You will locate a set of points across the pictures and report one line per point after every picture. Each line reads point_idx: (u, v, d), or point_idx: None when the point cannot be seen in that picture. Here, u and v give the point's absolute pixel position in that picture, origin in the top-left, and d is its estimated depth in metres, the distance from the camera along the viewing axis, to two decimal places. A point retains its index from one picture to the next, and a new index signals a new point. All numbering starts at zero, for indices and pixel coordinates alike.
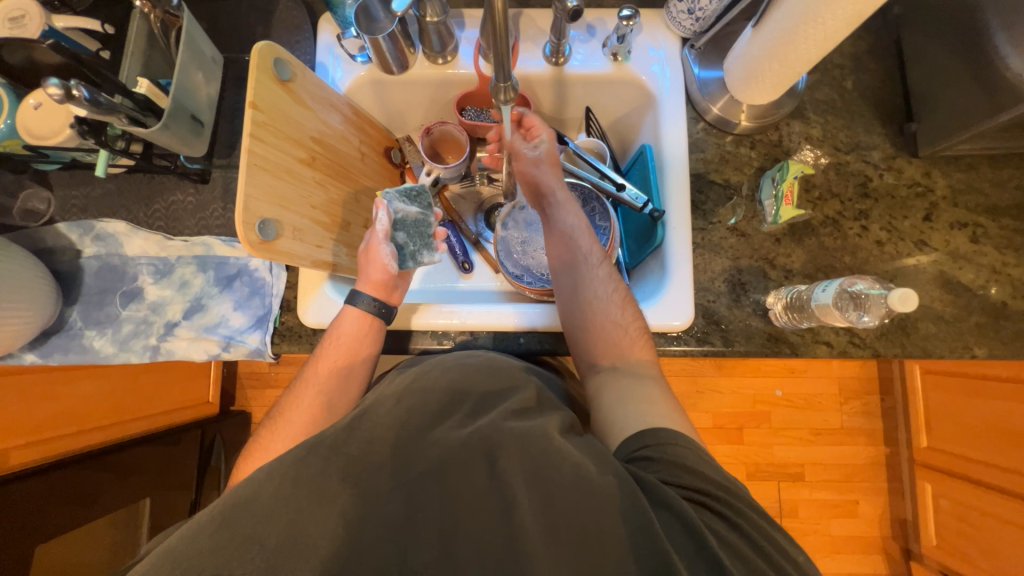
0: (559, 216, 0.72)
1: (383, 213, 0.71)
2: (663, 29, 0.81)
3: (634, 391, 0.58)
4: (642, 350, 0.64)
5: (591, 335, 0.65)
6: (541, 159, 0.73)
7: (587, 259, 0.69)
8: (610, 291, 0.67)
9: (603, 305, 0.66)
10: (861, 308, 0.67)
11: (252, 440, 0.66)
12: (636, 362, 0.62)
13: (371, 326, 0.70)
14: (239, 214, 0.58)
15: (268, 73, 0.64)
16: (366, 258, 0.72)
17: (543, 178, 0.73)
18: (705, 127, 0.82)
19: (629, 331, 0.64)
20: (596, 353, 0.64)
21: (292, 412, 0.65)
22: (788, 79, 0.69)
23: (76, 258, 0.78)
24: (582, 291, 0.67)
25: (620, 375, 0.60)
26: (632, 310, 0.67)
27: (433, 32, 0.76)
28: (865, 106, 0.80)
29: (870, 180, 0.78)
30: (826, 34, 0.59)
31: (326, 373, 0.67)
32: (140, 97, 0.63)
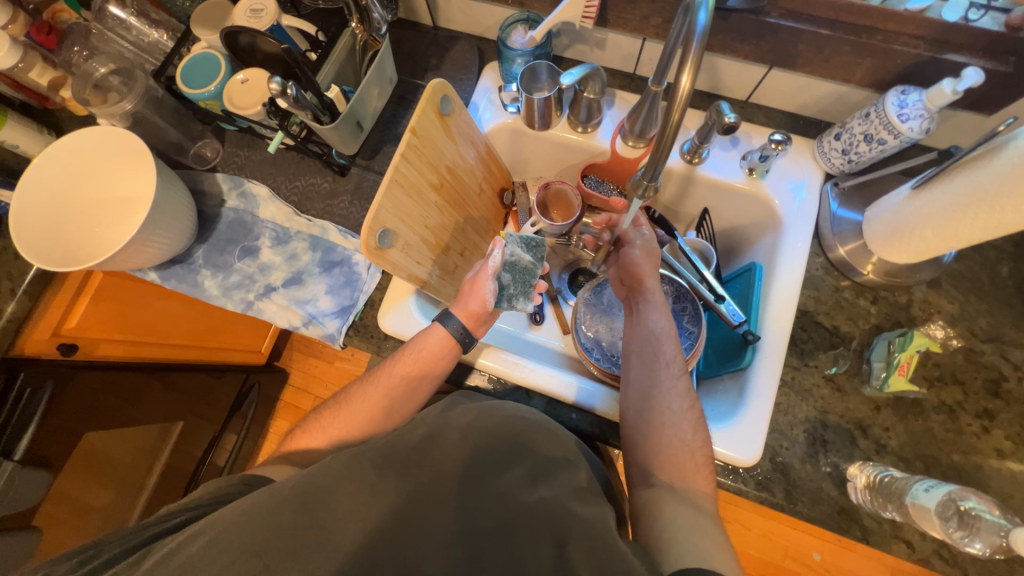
0: (649, 314, 0.72)
1: (498, 251, 0.73)
2: (809, 160, 0.80)
3: (683, 521, 0.55)
4: (705, 481, 0.60)
5: (654, 446, 0.63)
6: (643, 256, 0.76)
7: (667, 366, 0.67)
8: (684, 408, 0.65)
9: (673, 420, 0.64)
10: (970, 531, 0.60)
11: (312, 416, 0.70)
12: (696, 492, 0.59)
13: (449, 350, 0.71)
14: (368, 220, 0.64)
15: (433, 106, 0.71)
16: (471, 287, 0.74)
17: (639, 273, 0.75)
18: (826, 265, 0.78)
19: (695, 455, 0.61)
20: (655, 466, 0.62)
21: (356, 404, 0.68)
22: (936, 250, 0.65)
23: (218, 206, 0.89)
24: (654, 398, 0.65)
25: (676, 500, 0.57)
26: (703, 434, 0.63)
27: (585, 105, 0.81)
28: (1017, 298, 0.73)
29: (1004, 380, 0.70)
30: (1005, 220, 0.55)
31: (396, 380, 0.69)
32: (327, 98, 0.71)
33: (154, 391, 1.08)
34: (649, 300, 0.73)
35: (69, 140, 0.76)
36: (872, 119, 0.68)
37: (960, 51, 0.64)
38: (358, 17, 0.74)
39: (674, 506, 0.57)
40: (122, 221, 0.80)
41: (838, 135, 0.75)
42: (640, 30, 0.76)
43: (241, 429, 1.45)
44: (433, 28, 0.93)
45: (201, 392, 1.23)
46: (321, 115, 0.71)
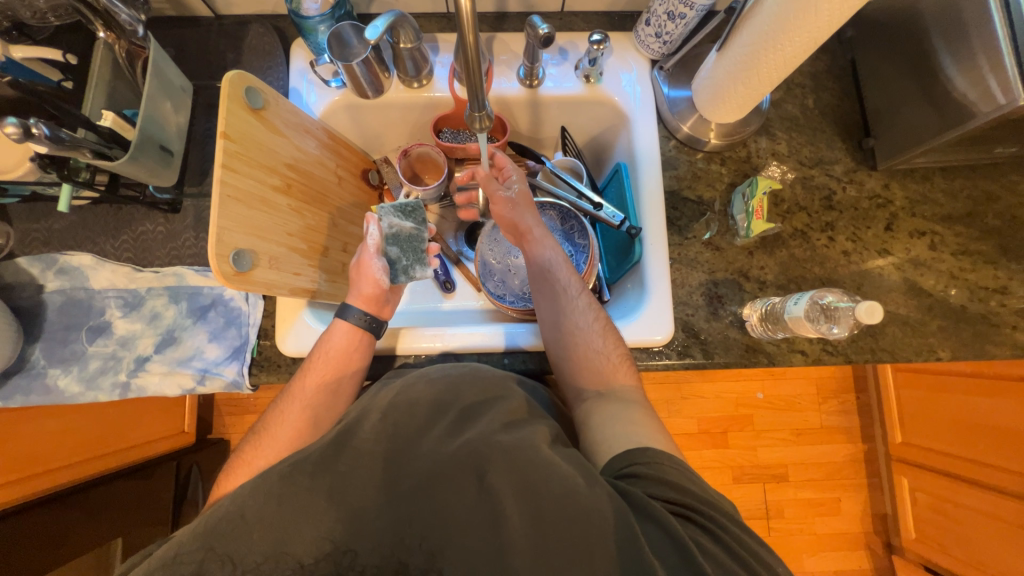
0: (540, 248, 0.73)
1: (375, 227, 0.70)
2: (633, 52, 0.84)
3: (617, 414, 0.60)
4: (626, 375, 0.65)
5: (576, 365, 0.67)
6: (515, 199, 0.75)
7: (567, 291, 0.70)
8: (591, 321, 0.68)
9: (584, 335, 0.67)
10: (831, 319, 0.70)
11: (234, 457, 0.65)
12: (622, 388, 0.64)
13: (361, 341, 0.69)
14: (211, 246, 0.57)
15: (239, 103, 0.63)
16: (359, 271, 0.71)
17: (519, 218, 0.75)
18: (677, 145, 0.84)
19: (611, 358, 0.66)
20: (581, 381, 0.66)
21: (276, 427, 0.64)
22: (754, 99, 0.71)
23: (37, 293, 0.74)
24: (564, 323, 0.68)
25: (607, 402, 0.62)
26: (613, 337, 0.68)
27: (407, 57, 0.76)
28: (826, 123, 0.84)
29: (834, 193, 0.82)
30: (788, 56, 0.62)
31: (314, 388, 0.66)
32: (105, 129, 0.61)
33: (73, 520, 0.99)
34: (534, 237, 0.74)
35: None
36: None
37: None
38: (102, 23, 0.63)
39: (607, 405, 0.61)
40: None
41: (647, 20, 0.78)
42: None
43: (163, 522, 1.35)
44: (215, 18, 0.82)
45: (134, 497, 1.14)
46: (109, 149, 0.62)
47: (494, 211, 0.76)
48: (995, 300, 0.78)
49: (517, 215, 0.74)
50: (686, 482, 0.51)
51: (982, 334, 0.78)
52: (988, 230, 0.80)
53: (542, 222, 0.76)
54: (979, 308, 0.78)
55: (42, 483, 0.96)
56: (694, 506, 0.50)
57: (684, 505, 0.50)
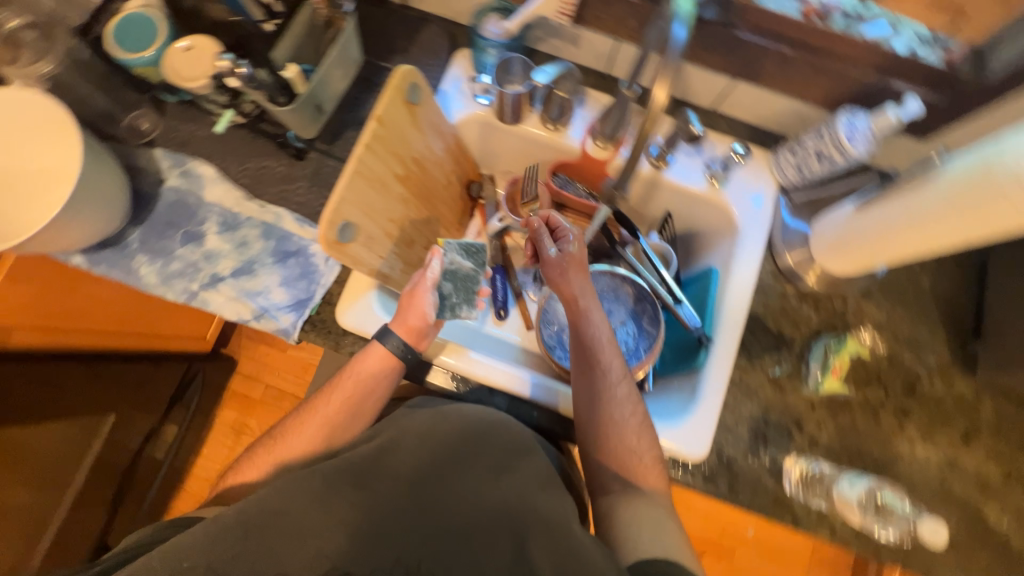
0: (587, 323, 0.70)
1: (437, 261, 0.71)
2: (766, 172, 0.83)
3: (639, 517, 0.60)
4: (654, 479, 0.65)
5: (606, 456, 0.66)
6: (564, 262, 0.73)
7: (606, 375, 0.67)
8: (628, 415, 0.66)
9: (618, 428, 0.66)
10: (884, 518, 0.71)
11: (248, 453, 0.69)
12: (649, 489, 0.64)
13: (391, 368, 0.70)
14: (327, 212, 0.61)
15: (400, 95, 0.68)
16: (407, 302, 0.71)
17: (568, 284, 0.72)
18: (775, 272, 0.83)
19: (643, 458, 0.65)
20: (610, 473, 0.65)
21: (291, 437, 0.67)
22: (872, 264, 0.71)
23: (157, 184, 0.81)
24: (600, 409, 0.67)
25: (631, 501, 0.62)
26: (648, 436, 0.67)
27: (557, 103, 0.81)
28: (934, 309, 0.81)
29: (918, 381, 0.78)
30: (928, 243, 0.61)
31: (336, 406, 0.68)
32: (283, 78, 0.65)
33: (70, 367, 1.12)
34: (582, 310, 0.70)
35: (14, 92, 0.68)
36: (825, 138, 0.72)
37: (906, 80, 0.67)
38: None
39: (629, 508, 0.62)
40: (40, 197, 0.73)
41: (792, 150, 0.79)
42: (613, 31, 0.75)
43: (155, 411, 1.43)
44: (401, 6, 0.88)
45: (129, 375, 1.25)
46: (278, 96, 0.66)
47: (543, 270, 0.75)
48: None
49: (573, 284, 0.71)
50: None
51: None
52: None
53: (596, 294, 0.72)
54: None
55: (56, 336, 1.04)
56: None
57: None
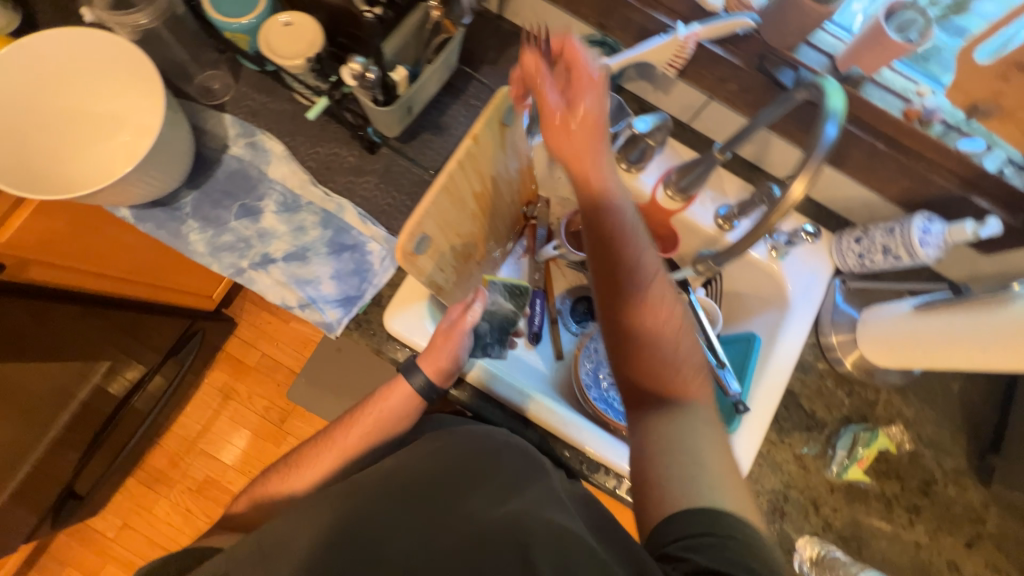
0: (606, 204, 0.58)
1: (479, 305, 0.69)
2: (825, 254, 0.84)
3: (682, 444, 0.54)
4: (694, 387, 0.58)
5: (637, 369, 0.58)
6: (582, 122, 0.57)
7: (632, 273, 0.58)
8: (663, 320, 0.58)
9: (652, 334, 0.58)
10: None
11: (268, 473, 0.72)
12: (693, 404, 0.56)
13: (412, 407, 0.71)
14: (409, 225, 0.60)
15: (497, 115, 0.67)
16: (441, 342, 0.69)
17: (586, 155, 0.57)
18: (818, 351, 0.84)
19: (682, 370, 0.58)
20: (643, 390, 0.58)
21: (310, 469, 0.69)
22: (918, 364, 0.73)
23: (221, 150, 0.78)
24: (625, 312, 0.58)
25: (670, 421, 0.55)
26: (688, 343, 0.60)
27: (640, 147, 0.79)
28: (958, 413, 0.83)
29: (934, 482, 0.80)
30: (987, 360, 0.63)
31: (353, 442, 0.70)
32: (390, 80, 0.64)
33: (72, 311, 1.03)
34: (610, 204, 0.58)
35: (83, 31, 0.65)
36: (895, 236, 0.74)
37: (988, 196, 0.68)
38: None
39: (669, 427, 0.55)
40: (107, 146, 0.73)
41: (858, 238, 0.80)
42: (711, 89, 0.75)
43: (151, 364, 1.38)
44: (496, 16, 0.86)
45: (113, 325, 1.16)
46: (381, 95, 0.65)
47: (547, 130, 0.58)
48: None
49: (601, 173, 0.57)
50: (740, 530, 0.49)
51: None
52: None
53: (621, 184, 0.60)
54: None
55: None
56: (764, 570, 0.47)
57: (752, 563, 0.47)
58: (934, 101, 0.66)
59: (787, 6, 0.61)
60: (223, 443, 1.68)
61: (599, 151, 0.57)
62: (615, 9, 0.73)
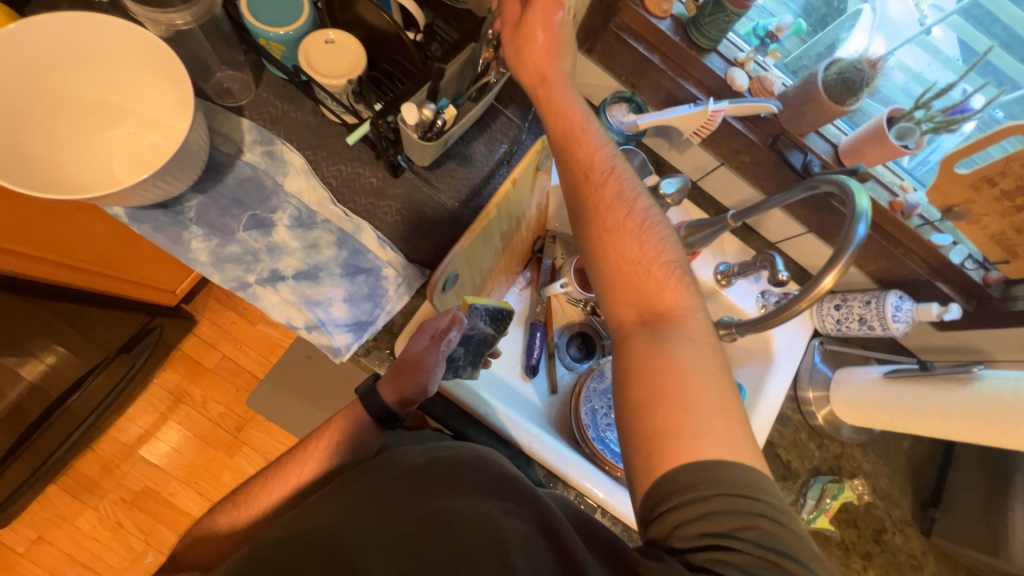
0: (562, 112, 0.63)
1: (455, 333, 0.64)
2: (806, 317, 0.92)
3: (658, 381, 0.52)
4: (670, 291, 0.58)
5: (611, 277, 0.60)
6: (542, 33, 0.60)
7: (591, 176, 0.62)
8: (629, 220, 0.60)
9: (620, 237, 0.60)
10: None
11: (210, 515, 0.65)
12: (668, 308, 0.56)
13: (369, 439, 0.65)
14: (443, 266, 0.65)
15: (532, 161, 0.70)
16: (411, 368, 0.64)
17: (544, 69, 0.62)
18: (795, 405, 0.91)
19: (653, 275, 0.58)
20: (619, 303, 0.59)
21: (256, 508, 0.63)
22: (880, 425, 0.81)
23: (233, 155, 0.74)
24: (590, 215, 0.61)
25: (646, 332, 0.55)
26: (663, 247, 0.59)
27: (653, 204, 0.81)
28: (906, 467, 0.93)
29: (884, 530, 0.89)
30: (946, 430, 0.71)
31: (305, 477, 0.64)
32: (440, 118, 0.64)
33: None
34: (568, 123, 0.63)
35: (101, 18, 0.60)
36: (871, 308, 0.82)
37: (950, 284, 0.78)
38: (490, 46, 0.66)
39: (644, 343, 0.54)
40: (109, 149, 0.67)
41: (836, 304, 0.88)
42: (726, 158, 0.80)
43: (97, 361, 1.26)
44: None
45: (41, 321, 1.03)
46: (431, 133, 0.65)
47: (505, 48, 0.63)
48: None
49: (556, 89, 0.63)
50: (760, 489, 0.47)
51: None
52: None
53: (578, 96, 0.64)
54: None
55: None
56: (782, 530, 0.46)
57: (771, 522, 0.47)
58: (915, 198, 0.75)
59: (808, 99, 0.68)
60: (166, 451, 1.54)
61: (552, 67, 0.62)
62: (648, 73, 0.77)
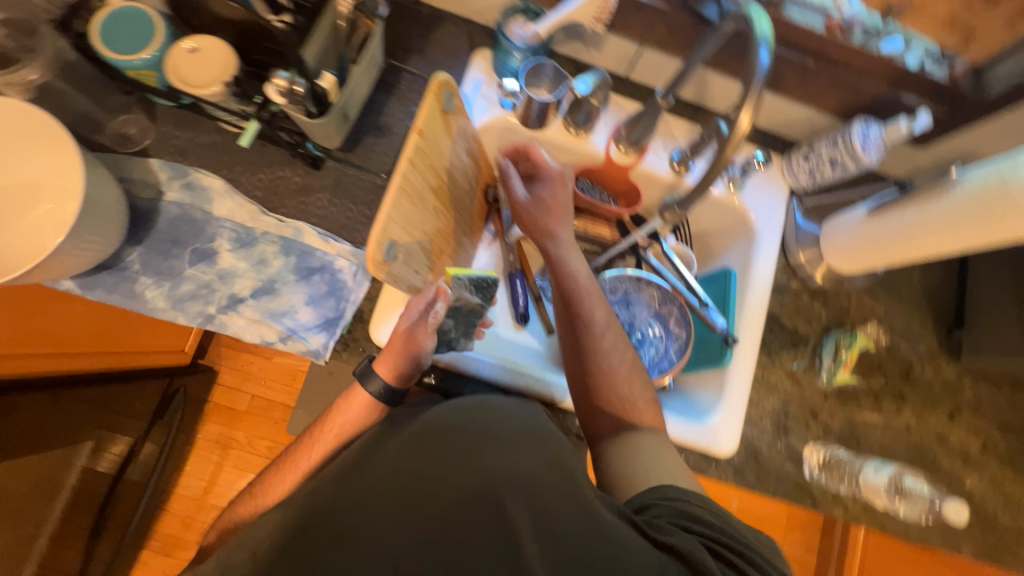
0: (569, 267, 0.74)
1: (442, 305, 0.66)
2: (778, 178, 0.87)
3: (650, 461, 0.64)
4: (651, 419, 0.69)
5: (598, 400, 0.70)
6: (532, 202, 0.75)
7: (590, 324, 0.72)
8: (620, 360, 0.71)
9: (610, 374, 0.70)
10: (903, 497, 0.78)
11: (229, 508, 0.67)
12: (644, 427, 0.68)
13: (371, 413, 0.68)
14: (376, 233, 0.58)
15: (437, 104, 0.65)
16: (403, 344, 0.67)
17: (545, 224, 0.75)
18: (789, 271, 0.88)
19: (637, 402, 0.69)
20: (602, 418, 0.70)
21: (269, 495, 0.65)
22: (879, 262, 0.77)
23: (155, 199, 0.73)
24: (589, 358, 0.71)
25: (632, 439, 0.66)
26: (641, 383, 0.71)
27: (585, 109, 0.81)
28: (923, 300, 0.89)
29: (913, 368, 0.86)
30: (945, 244, 0.67)
31: (315, 458, 0.67)
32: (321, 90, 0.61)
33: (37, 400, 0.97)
34: (573, 286, 0.73)
35: None
36: (839, 147, 0.76)
37: (914, 92, 0.72)
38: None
39: (637, 447, 0.66)
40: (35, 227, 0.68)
41: (806, 155, 0.82)
42: (642, 36, 0.74)
43: (138, 433, 1.33)
44: (413, 4, 0.83)
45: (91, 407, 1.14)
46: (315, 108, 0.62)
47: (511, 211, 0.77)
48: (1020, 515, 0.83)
49: (560, 248, 0.75)
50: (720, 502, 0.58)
51: (1002, 545, 0.81)
52: None
53: (581, 263, 0.75)
54: (1008, 521, 0.82)
55: (18, 367, 0.91)
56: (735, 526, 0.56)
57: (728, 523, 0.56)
58: (851, 11, 0.71)
59: None
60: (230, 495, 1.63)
61: (551, 223, 0.75)
62: None
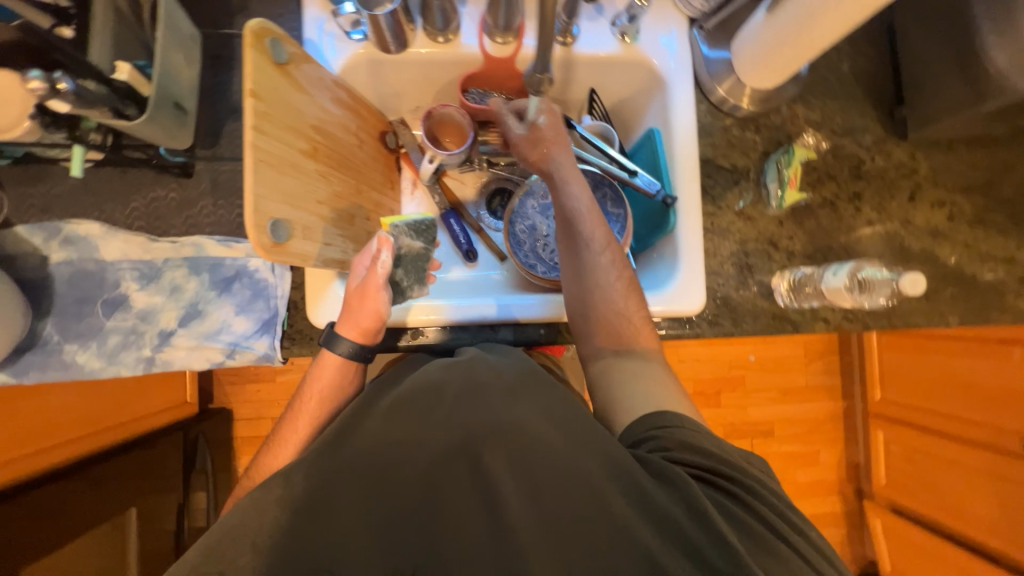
0: (569, 193, 0.69)
1: (388, 253, 0.65)
2: (673, 11, 0.80)
3: (636, 376, 0.62)
4: (648, 338, 0.66)
5: (595, 324, 0.67)
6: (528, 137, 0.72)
7: (589, 244, 0.68)
8: (614, 279, 0.67)
9: (606, 294, 0.67)
10: (869, 291, 0.75)
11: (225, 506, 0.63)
12: (640, 348, 0.65)
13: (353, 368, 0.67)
14: (249, 217, 0.53)
15: (264, 57, 0.57)
16: (360, 300, 0.65)
17: (550, 156, 0.71)
18: (710, 108, 0.83)
19: (632, 320, 0.66)
20: (597, 341, 0.66)
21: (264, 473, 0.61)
22: (796, 63, 0.68)
23: (41, 265, 0.69)
24: (587, 280, 0.67)
25: (624, 362, 0.64)
26: (637, 299, 0.67)
27: (437, 7, 0.71)
28: (858, 89, 0.83)
29: (863, 163, 0.82)
30: (846, 17, 0.57)
31: (307, 425, 0.63)
32: (121, 84, 0.59)
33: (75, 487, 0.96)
34: (574, 207, 0.69)
35: None
36: None
37: None
38: None
39: (625, 364, 0.63)
40: None
41: None
42: None
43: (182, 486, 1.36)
44: None
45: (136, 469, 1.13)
46: (124, 106, 0.59)
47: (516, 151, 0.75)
48: (1001, 269, 0.82)
49: (568, 173, 0.70)
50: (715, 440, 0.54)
51: (988, 303, 0.81)
52: (1002, 201, 0.83)
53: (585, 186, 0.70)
54: (989, 278, 0.82)
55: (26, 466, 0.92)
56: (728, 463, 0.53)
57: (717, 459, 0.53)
58: None
59: None
60: None
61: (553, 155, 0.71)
62: None
